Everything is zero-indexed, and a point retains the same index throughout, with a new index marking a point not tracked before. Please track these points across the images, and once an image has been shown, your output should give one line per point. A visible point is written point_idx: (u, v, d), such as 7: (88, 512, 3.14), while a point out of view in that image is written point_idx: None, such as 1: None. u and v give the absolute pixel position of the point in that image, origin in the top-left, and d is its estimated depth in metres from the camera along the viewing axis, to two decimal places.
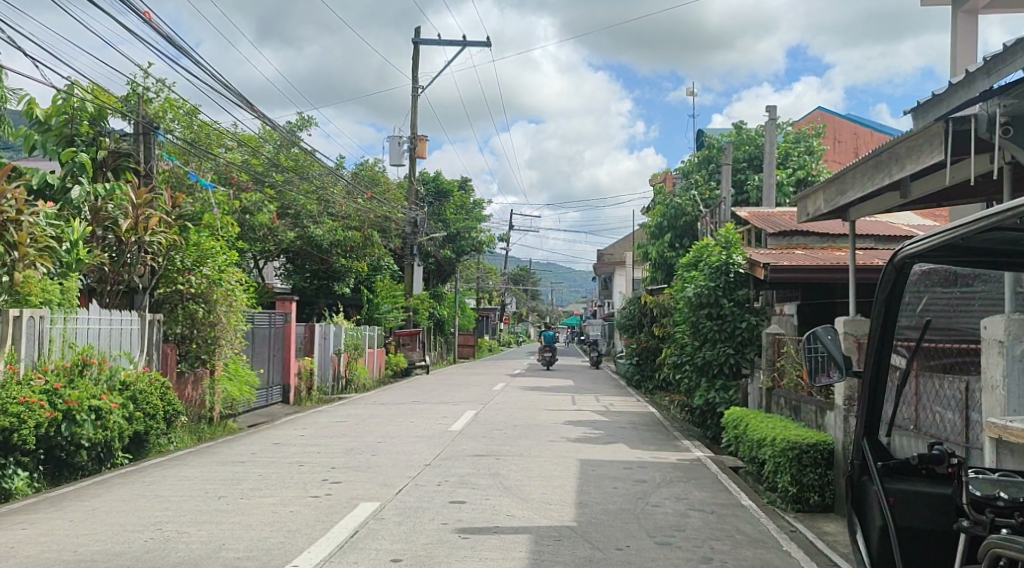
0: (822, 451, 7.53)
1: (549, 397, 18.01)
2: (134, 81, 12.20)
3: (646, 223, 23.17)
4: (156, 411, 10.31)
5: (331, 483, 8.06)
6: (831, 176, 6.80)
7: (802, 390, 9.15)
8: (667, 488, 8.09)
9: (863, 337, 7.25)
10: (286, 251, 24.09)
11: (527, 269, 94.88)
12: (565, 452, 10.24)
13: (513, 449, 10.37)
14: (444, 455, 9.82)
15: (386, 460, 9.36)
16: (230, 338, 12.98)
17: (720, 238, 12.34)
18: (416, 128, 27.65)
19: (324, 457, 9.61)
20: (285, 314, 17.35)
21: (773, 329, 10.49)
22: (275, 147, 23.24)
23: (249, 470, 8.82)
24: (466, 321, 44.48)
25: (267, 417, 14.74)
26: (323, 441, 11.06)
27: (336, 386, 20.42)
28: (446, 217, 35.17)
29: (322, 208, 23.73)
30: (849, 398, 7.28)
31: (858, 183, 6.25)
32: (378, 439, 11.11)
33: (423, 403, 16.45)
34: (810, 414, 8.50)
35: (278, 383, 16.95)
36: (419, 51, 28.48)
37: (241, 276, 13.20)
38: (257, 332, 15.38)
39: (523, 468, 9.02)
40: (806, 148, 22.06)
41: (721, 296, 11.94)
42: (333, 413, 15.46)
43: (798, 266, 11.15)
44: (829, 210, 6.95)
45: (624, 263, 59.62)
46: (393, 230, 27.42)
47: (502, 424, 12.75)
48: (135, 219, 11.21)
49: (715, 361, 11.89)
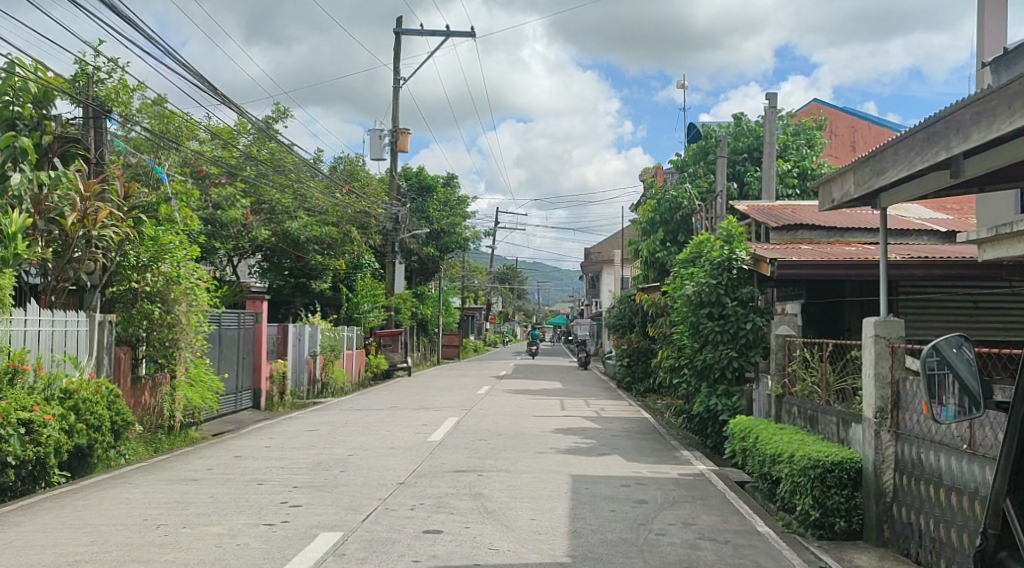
0: (849, 470, 6.67)
1: (536, 401, 17.09)
2: (83, 60, 11.04)
3: (637, 219, 22.31)
4: (102, 423, 9.26)
5: (290, 508, 7.05)
6: (866, 153, 5.93)
7: (817, 399, 8.30)
8: (670, 511, 7.18)
9: (899, 340, 6.50)
10: (261, 248, 22.97)
11: (512, 268, 94.13)
12: (555, 466, 9.30)
13: (498, 463, 9.43)
14: (421, 471, 8.84)
15: (356, 478, 8.36)
16: (190, 341, 11.85)
17: (721, 232, 11.46)
18: (398, 121, 26.67)
19: (287, 474, 8.59)
20: (256, 314, 16.29)
21: (784, 330, 9.54)
22: (251, 140, 22.17)
23: (199, 490, 7.79)
24: (449, 321, 43.57)
25: (234, 425, 13.71)
26: (289, 453, 10.06)
27: (312, 389, 19.46)
28: (430, 213, 34.19)
29: (298, 203, 22.70)
30: (882, 409, 6.45)
31: (900, 162, 5.39)
32: (349, 452, 10.12)
33: (402, 409, 15.48)
34: (830, 427, 7.62)
35: (248, 388, 15.94)
36: (401, 41, 27.56)
37: (204, 273, 12.08)
38: (224, 334, 14.38)
39: (507, 487, 8.05)
40: (806, 141, 21.34)
41: (723, 294, 11.06)
42: (305, 419, 14.47)
43: (810, 261, 10.25)
44: (861, 194, 6.10)
45: (611, 262, 58.91)
46: (375, 227, 26.43)
47: (486, 434, 11.81)
48: (83, 212, 10.14)
49: (717, 365, 10.98)
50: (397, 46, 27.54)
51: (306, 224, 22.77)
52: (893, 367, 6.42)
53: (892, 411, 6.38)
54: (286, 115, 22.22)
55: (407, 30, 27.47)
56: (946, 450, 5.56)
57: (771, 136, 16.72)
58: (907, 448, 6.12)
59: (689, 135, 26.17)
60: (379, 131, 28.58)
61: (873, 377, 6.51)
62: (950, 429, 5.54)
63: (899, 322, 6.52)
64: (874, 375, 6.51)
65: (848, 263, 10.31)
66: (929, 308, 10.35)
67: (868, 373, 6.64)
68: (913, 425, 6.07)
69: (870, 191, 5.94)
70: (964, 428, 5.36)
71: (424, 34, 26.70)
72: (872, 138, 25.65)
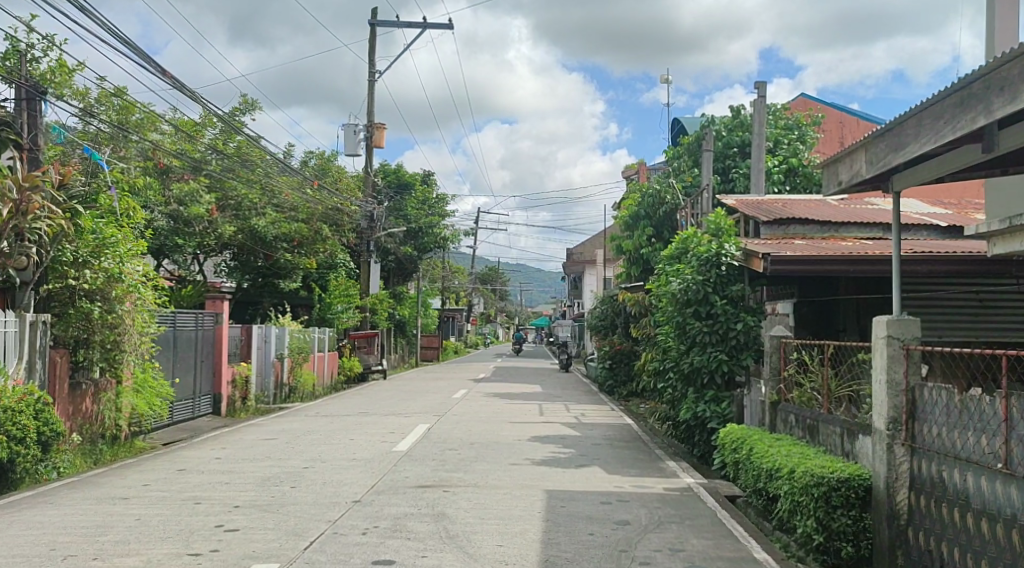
0: (857, 487, 5.92)
1: (513, 406, 16.27)
2: (13, 36, 9.96)
3: (619, 215, 21.61)
4: (26, 434, 8.28)
5: (224, 532, 6.16)
6: (882, 126, 5.18)
7: (818, 407, 7.56)
8: (656, 533, 6.41)
9: (914, 343, 5.77)
10: (229, 247, 21.84)
11: (494, 269, 93.37)
12: (529, 480, 8.48)
13: (468, 477, 8.61)
14: (380, 487, 7.98)
15: (306, 496, 7.49)
16: (135, 344, 10.76)
17: (709, 225, 10.70)
18: (373, 115, 25.75)
19: (229, 491, 7.69)
20: (216, 315, 15.30)
21: (778, 331, 8.79)
22: (216, 134, 21.19)
23: (126, 511, 6.87)
24: (428, 322, 42.62)
25: (189, 433, 12.73)
26: (238, 466, 9.16)
27: (279, 393, 18.49)
28: (407, 212, 33.26)
29: (265, 199, 21.71)
30: (895, 420, 5.71)
31: (925, 133, 4.64)
32: (305, 465, 9.24)
33: (371, 415, 14.64)
34: (833, 438, 6.86)
35: (208, 393, 14.98)
36: (377, 33, 26.69)
37: (150, 270, 11.00)
38: (178, 336, 13.42)
39: (475, 506, 7.22)
40: (798, 136, 20.79)
41: (711, 292, 10.30)
42: (267, 426, 13.52)
43: (805, 257, 9.50)
44: (874, 173, 5.35)
45: (594, 261, 58.26)
46: (349, 225, 25.54)
47: (457, 443, 11.00)
48: (16, 204, 8.89)
49: (705, 368, 10.22)
50: (373, 39, 26.66)
51: (275, 220, 21.66)
52: (908, 373, 5.68)
53: (906, 422, 5.64)
54: (255, 108, 21.24)
55: (382, 21, 26.59)
56: (974, 469, 4.82)
57: (760, 128, 16.02)
58: (926, 465, 5.38)
59: (674, 130, 25.47)
60: (354, 126, 27.65)
61: (885, 384, 5.78)
62: (979, 445, 4.80)
63: (915, 322, 5.78)
64: (886, 382, 5.78)
65: (847, 259, 9.57)
66: (929, 304, 9.62)
67: (878, 379, 5.92)
68: (932, 438, 5.34)
69: (887, 169, 5.19)
70: (997, 444, 4.62)
71: (401, 26, 25.86)
72: (861, 134, 25.11)
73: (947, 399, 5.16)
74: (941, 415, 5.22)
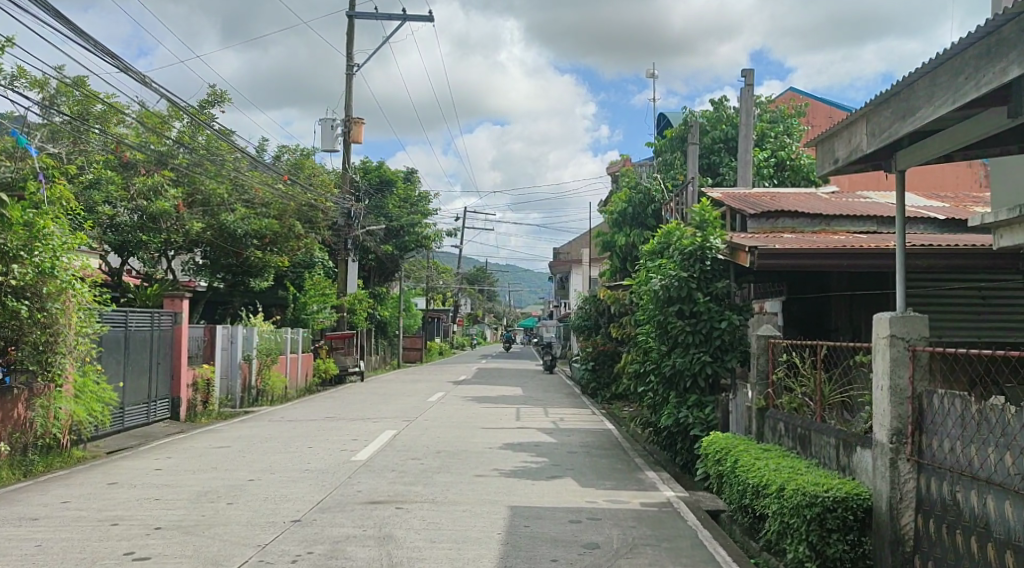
0: (854, 509, 5.21)
1: (490, 410, 15.49)
2: None
3: (604, 212, 20.91)
4: None
5: (132, 562, 5.36)
6: (886, 90, 4.45)
7: (811, 413, 6.83)
8: (628, 558, 5.67)
9: (921, 345, 5.05)
10: (197, 245, 20.92)
11: (481, 270, 92.56)
12: (493, 495, 7.70)
13: (426, 491, 7.85)
14: (326, 503, 7.20)
15: (239, 515, 6.69)
16: (72, 345, 9.80)
17: (693, 217, 9.89)
18: (350, 109, 24.93)
19: (156, 509, 6.88)
20: (174, 314, 14.46)
21: (767, 330, 8.04)
22: (183, 127, 20.24)
23: (31, 535, 6.04)
24: (411, 322, 41.77)
25: (139, 440, 11.87)
26: (177, 479, 8.34)
27: (246, 397, 17.64)
28: (388, 209, 32.44)
29: (234, 194, 20.88)
30: (900, 432, 4.98)
31: (941, 94, 3.92)
32: (251, 478, 8.44)
33: (338, 420, 13.81)
34: (826, 450, 6.14)
35: (165, 397, 14.11)
36: (354, 25, 25.86)
37: (88, 266, 10.05)
38: (130, 336, 12.57)
39: (427, 526, 6.45)
40: (785, 129, 20.20)
41: (694, 288, 9.52)
42: (225, 432, 12.67)
43: (794, 250, 8.76)
44: (877, 147, 4.64)
45: (579, 261, 57.58)
46: (324, 222, 24.74)
47: (422, 451, 10.23)
48: None
49: (687, 371, 9.50)
50: (350, 30, 25.85)
51: (244, 217, 20.76)
52: (914, 378, 4.97)
53: (913, 434, 4.91)
54: (223, 100, 20.35)
55: (361, 13, 25.77)
56: (997, 492, 4.08)
57: (747, 119, 15.34)
58: (937, 486, 4.66)
59: (659, 124, 24.79)
60: (331, 120, 26.79)
61: (888, 391, 5.05)
62: (1002, 464, 4.07)
63: (922, 319, 5.06)
64: (889, 388, 5.04)
65: (840, 252, 8.83)
66: (928, 302, 8.92)
67: (880, 385, 5.19)
68: (945, 454, 4.60)
69: (893, 140, 4.46)
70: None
71: (380, 18, 25.08)
72: None
73: (962, 408, 4.43)
74: (955, 428, 4.48)
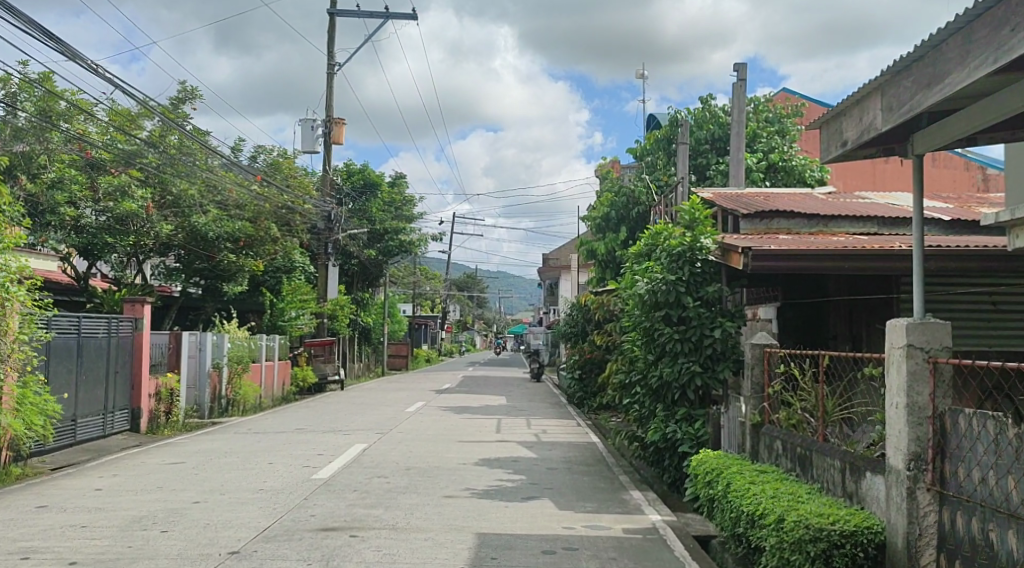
0: (865, 544, 4.54)
1: (469, 422, 14.73)
2: None
3: (590, 216, 20.31)
4: None
5: None
6: (910, 55, 3.81)
7: (812, 432, 6.14)
8: None
9: (943, 357, 4.38)
10: (168, 249, 20.12)
11: (470, 277, 91.81)
12: (459, 520, 6.95)
13: (388, 515, 7.10)
14: (273, 531, 6.45)
15: (170, 547, 5.92)
16: (8, 354, 9.03)
17: (682, 215, 9.20)
18: (330, 109, 24.18)
19: (77, 540, 6.11)
20: (134, 320, 13.70)
21: (762, 338, 7.36)
22: (154, 126, 19.43)
23: None
24: (396, 329, 41.00)
25: (89, 456, 11.08)
26: (115, 502, 7.57)
27: (215, 408, 16.86)
28: (372, 213, 31.69)
29: (207, 196, 20.06)
30: (919, 457, 4.29)
31: (981, 50, 3.26)
32: (196, 500, 7.67)
33: (306, 432, 13.05)
34: (830, 474, 5.44)
35: (124, 408, 13.35)
36: (335, 23, 25.14)
37: (26, 268, 9.25)
38: (83, 343, 11.82)
39: (383, 558, 5.71)
40: (778, 129, 19.64)
41: (684, 292, 8.81)
42: (183, 446, 11.87)
43: (791, 251, 8.10)
44: (895, 123, 4.00)
45: (568, 267, 57.09)
46: (302, 225, 23.98)
47: (391, 468, 9.48)
48: None
49: (675, 383, 8.81)
50: (331, 29, 25.12)
51: (217, 219, 20.01)
52: (936, 395, 4.29)
53: (935, 460, 4.22)
54: (195, 96, 19.60)
55: (341, 11, 25.10)
56: None
57: (739, 116, 14.70)
58: (964, 522, 3.96)
59: (648, 125, 24.16)
60: (311, 121, 26.06)
61: (904, 409, 4.37)
62: None
63: (944, 326, 4.39)
64: (906, 406, 4.36)
65: (841, 253, 8.16)
66: (936, 309, 8.27)
67: (894, 403, 4.51)
68: (974, 486, 3.90)
69: (915, 115, 3.83)
70: None
71: (362, 15, 24.35)
72: None
73: (996, 431, 3.74)
74: (987, 455, 3.80)
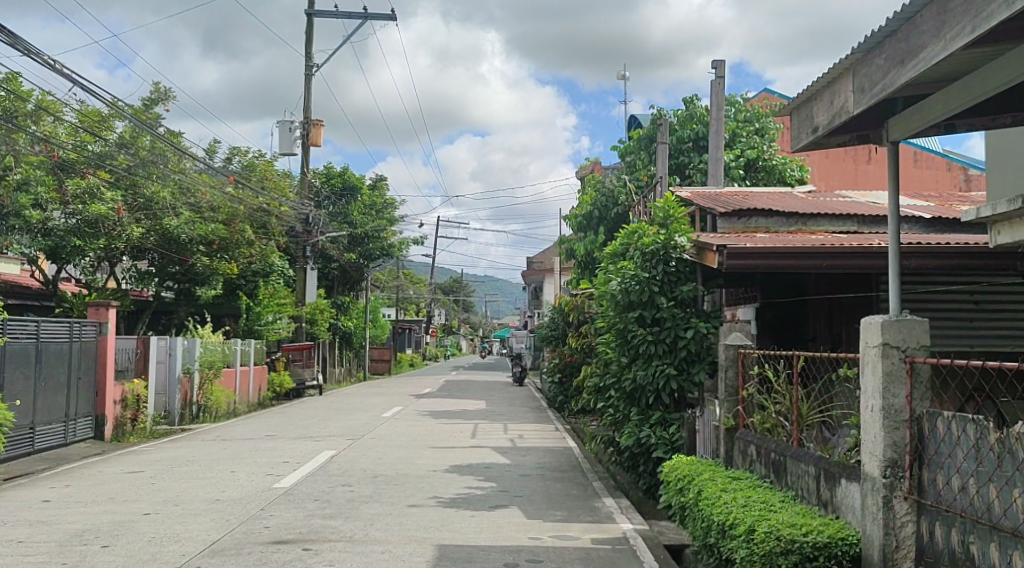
0: (839, 556, 4.27)
1: (445, 427, 14.42)
2: None
3: (570, 217, 20.06)
4: None
5: None
6: (883, 30, 3.56)
7: (787, 436, 5.88)
8: None
9: (920, 357, 4.12)
10: (139, 252, 19.69)
11: (455, 281, 91.44)
12: (421, 531, 6.63)
13: (346, 526, 6.77)
14: (222, 545, 6.11)
15: (108, 563, 5.57)
16: None
17: (657, 213, 8.91)
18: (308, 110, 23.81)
19: (10, 556, 5.74)
20: (99, 324, 13.29)
21: (737, 338, 7.09)
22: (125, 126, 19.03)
23: None
24: (378, 333, 40.57)
25: (47, 465, 10.68)
26: (60, 514, 7.20)
27: (186, 414, 16.46)
28: (352, 216, 31.32)
29: (179, 198, 19.65)
30: (896, 463, 4.02)
31: (956, 20, 3.00)
32: (146, 512, 7.30)
33: (275, 439, 12.67)
34: (804, 481, 5.17)
35: (88, 414, 12.93)
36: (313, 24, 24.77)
37: None
38: (43, 347, 11.41)
39: None
40: (759, 129, 19.49)
41: (657, 293, 8.55)
42: (146, 454, 11.48)
43: (767, 249, 7.85)
44: (867, 104, 3.76)
45: (552, 270, 56.90)
46: (279, 227, 23.60)
47: (357, 476, 9.14)
48: None
49: (650, 386, 8.53)
50: (309, 29, 24.76)
51: (189, 222, 19.61)
52: (913, 396, 4.02)
53: (913, 465, 3.96)
54: (168, 97, 19.20)
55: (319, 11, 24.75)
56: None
57: (718, 114, 14.48)
58: (943, 533, 3.69)
59: (630, 125, 23.96)
60: (289, 123, 25.68)
61: (880, 412, 4.10)
62: None
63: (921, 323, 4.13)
64: (881, 409, 4.09)
65: (819, 252, 7.91)
66: (916, 308, 8.05)
67: (870, 405, 4.24)
68: (953, 493, 3.63)
69: (885, 95, 3.59)
70: None
71: (340, 15, 24.01)
72: None
73: (977, 435, 3.47)
74: (967, 461, 3.53)
